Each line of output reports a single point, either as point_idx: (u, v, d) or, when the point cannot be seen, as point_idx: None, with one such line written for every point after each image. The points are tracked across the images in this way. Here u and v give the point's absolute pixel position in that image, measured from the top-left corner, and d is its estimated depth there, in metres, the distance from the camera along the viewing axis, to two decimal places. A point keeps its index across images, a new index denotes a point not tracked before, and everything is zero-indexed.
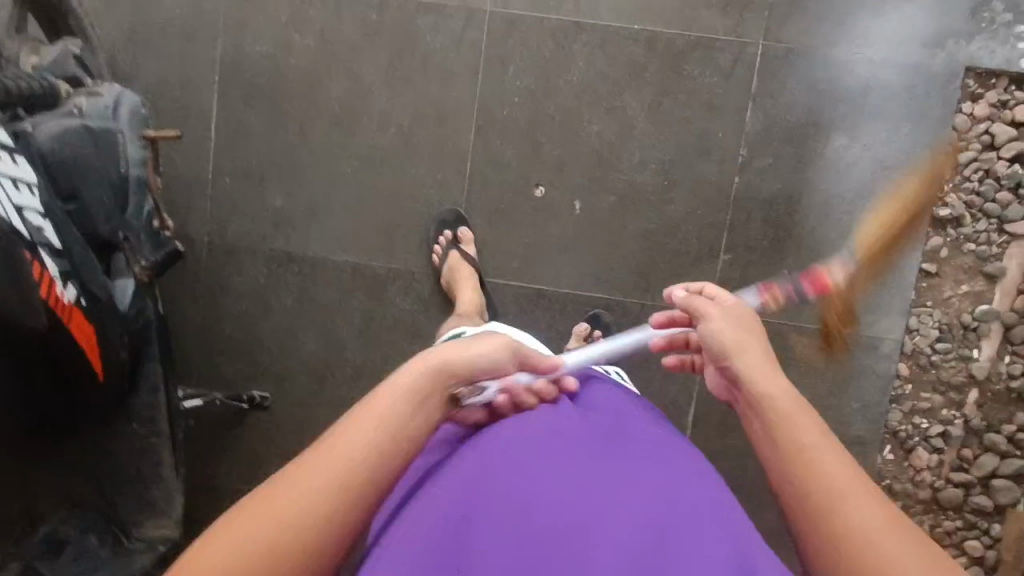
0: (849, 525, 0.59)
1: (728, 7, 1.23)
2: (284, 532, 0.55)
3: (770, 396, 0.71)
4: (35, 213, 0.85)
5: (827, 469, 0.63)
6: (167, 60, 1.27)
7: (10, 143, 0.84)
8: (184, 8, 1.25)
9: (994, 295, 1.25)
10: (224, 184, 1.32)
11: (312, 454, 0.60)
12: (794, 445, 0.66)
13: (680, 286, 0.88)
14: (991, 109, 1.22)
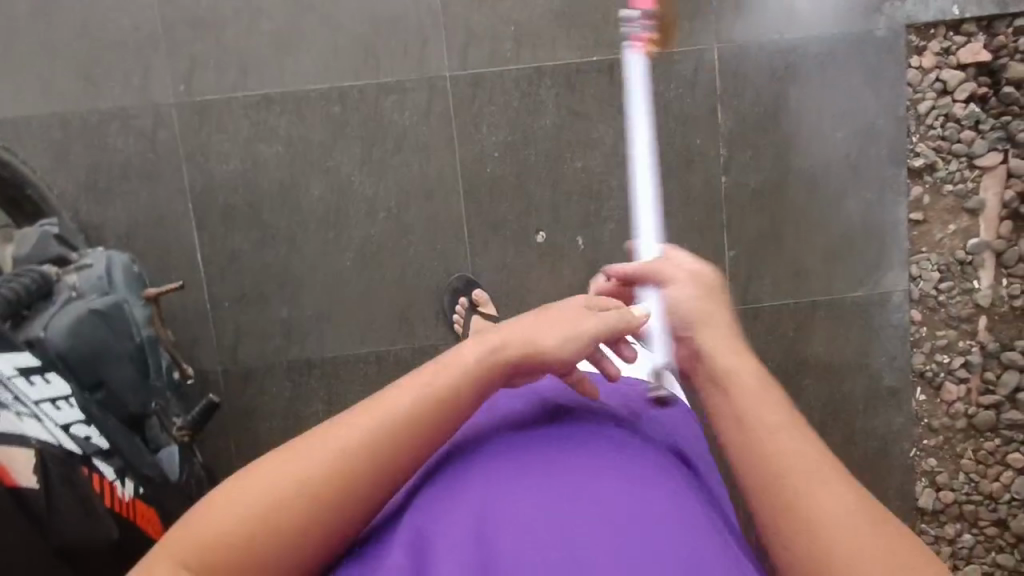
0: (825, 508, 0.53)
1: (677, 20, 1.25)
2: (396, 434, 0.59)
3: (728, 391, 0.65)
4: (80, 423, 0.81)
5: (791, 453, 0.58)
6: (137, 203, 1.24)
7: (38, 363, 0.79)
8: (141, 147, 1.22)
9: (980, 227, 1.32)
10: (225, 309, 1.28)
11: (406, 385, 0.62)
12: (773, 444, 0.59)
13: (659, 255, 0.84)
14: (936, 58, 1.28)
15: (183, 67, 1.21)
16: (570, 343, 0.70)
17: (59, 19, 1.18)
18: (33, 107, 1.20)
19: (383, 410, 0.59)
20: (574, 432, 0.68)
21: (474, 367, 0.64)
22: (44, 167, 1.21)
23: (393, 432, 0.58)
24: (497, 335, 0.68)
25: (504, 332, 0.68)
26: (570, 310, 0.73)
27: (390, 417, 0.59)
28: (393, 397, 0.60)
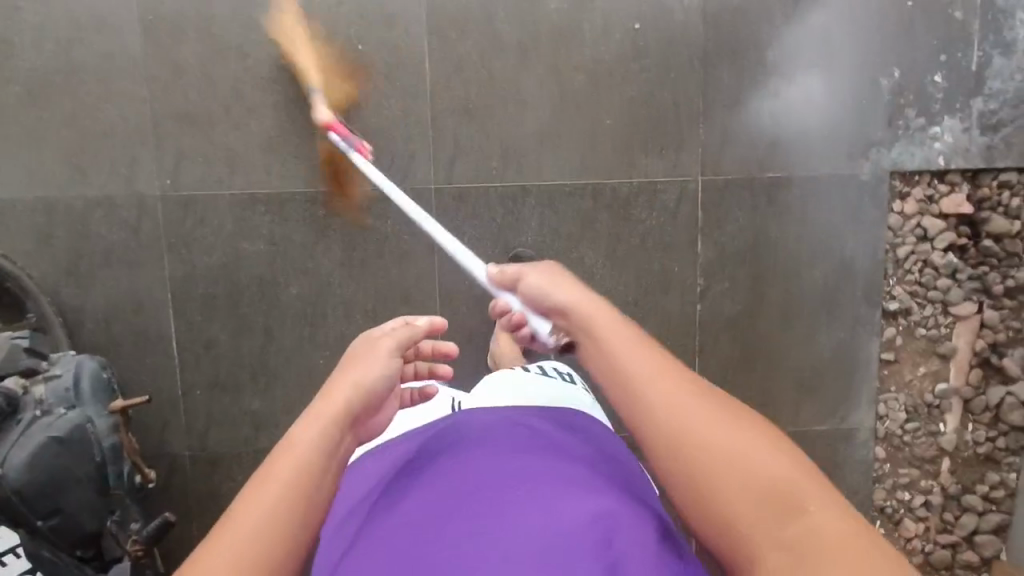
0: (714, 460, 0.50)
1: (664, 150, 1.26)
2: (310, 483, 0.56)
3: (604, 347, 0.59)
4: (25, 572, 0.89)
5: (675, 420, 0.53)
6: (116, 289, 1.25)
7: None
8: (124, 236, 1.23)
9: (950, 373, 1.33)
10: (196, 397, 1.28)
11: (294, 438, 0.59)
12: (644, 421, 0.54)
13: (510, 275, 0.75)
14: (919, 205, 1.29)
15: (169, 159, 1.21)
16: (385, 374, 0.69)
17: (49, 107, 1.19)
18: (20, 191, 1.21)
19: (290, 462, 0.57)
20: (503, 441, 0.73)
21: (333, 408, 0.63)
22: (26, 250, 1.22)
23: (301, 486, 0.56)
24: (337, 386, 0.66)
25: (340, 381, 0.66)
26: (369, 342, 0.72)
27: (291, 465, 0.57)
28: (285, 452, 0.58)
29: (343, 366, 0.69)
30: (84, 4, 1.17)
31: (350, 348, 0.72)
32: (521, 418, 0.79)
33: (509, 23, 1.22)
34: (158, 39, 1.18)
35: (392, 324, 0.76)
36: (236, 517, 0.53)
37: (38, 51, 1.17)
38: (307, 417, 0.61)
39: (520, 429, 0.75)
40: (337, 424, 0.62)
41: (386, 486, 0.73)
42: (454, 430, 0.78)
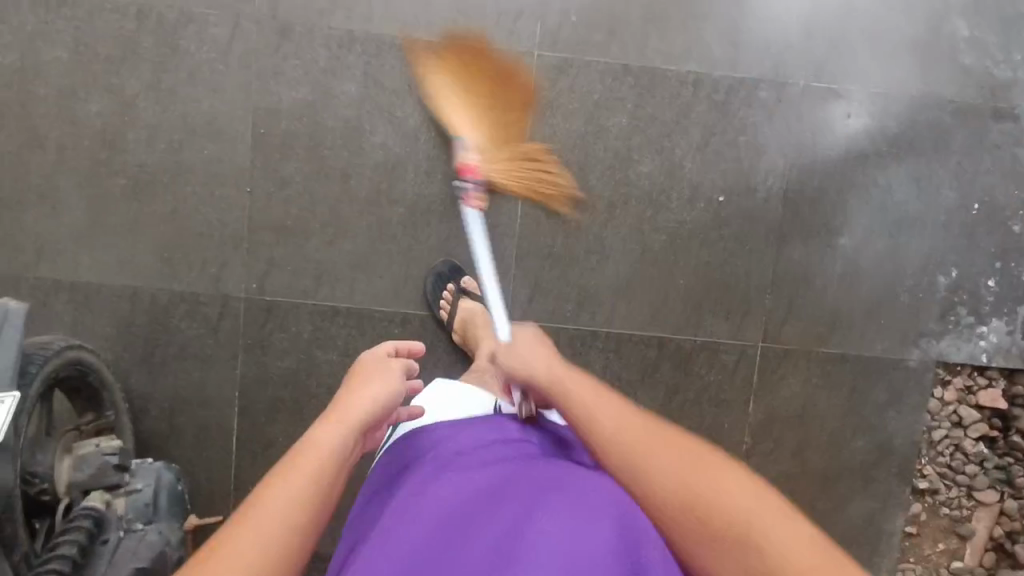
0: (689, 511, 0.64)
1: (730, 313, 1.31)
2: (330, 473, 0.65)
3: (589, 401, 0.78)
4: None
5: (649, 449, 0.70)
6: (185, 381, 1.26)
7: None
8: (203, 332, 1.25)
9: (966, 551, 1.40)
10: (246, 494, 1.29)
11: (321, 431, 0.68)
12: (635, 455, 0.70)
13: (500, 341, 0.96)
14: (958, 392, 1.36)
15: (259, 267, 1.24)
16: (394, 390, 0.77)
17: (151, 203, 1.21)
18: (110, 278, 1.23)
19: (316, 455, 0.65)
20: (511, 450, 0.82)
21: (350, 420, 0.71)
22: (107, 335, 1.24)
23: (325, 468, 0.64)
24: (354, 399, 0.74)
25: (356, 395, 0.74)
26: (370, 362, 0.81)
27: (314, 461, 0.64)
28: (313, 441, 0.67)
29: (353, 382, 0.77)
30: (201, 110, 1.19)
31: (357, 366, 0.81)
32: (545, 439, 0.87)
33: (601, 179, 1.26)
34: (266, 154, 1.21)
35: (384, 348, 0.85)
36: (273, 482, 0.62)
37: (149, 149, 1.19)
38: (330, 420, 0.70)
39: (540, 448, 0.84)
40: (350, 430, 0.70)
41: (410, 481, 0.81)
42: (470, 436, 0.86)
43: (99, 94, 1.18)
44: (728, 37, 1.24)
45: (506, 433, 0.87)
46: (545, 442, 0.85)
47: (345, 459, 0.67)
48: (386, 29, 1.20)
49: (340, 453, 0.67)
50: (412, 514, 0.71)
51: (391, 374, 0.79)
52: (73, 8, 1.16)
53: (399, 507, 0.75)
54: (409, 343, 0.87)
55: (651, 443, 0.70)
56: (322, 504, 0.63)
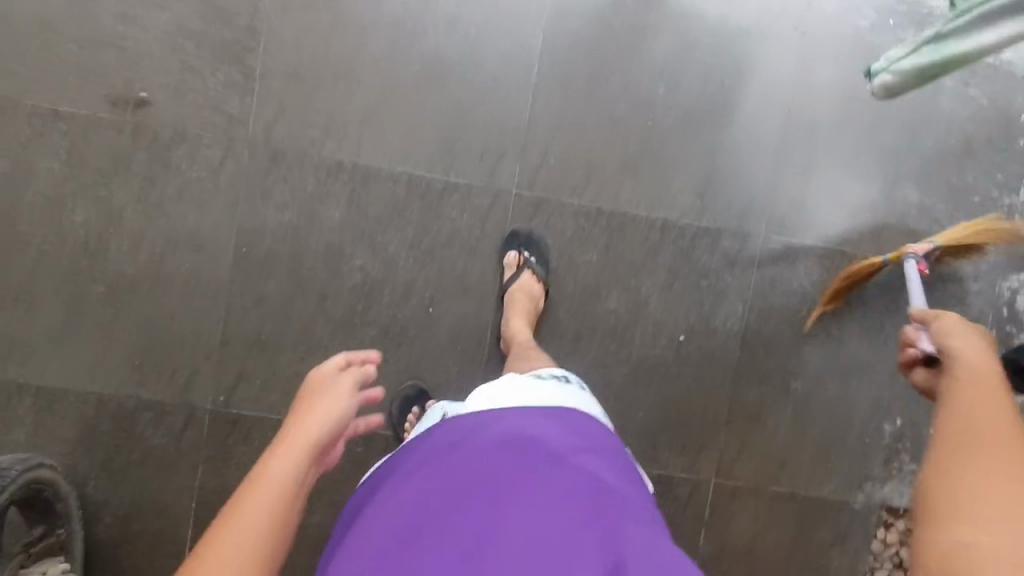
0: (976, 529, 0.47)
1: (685, 448, 1.35)
2: (282, 508, 0.59)
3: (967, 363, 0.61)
4: None
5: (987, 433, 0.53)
6: (142, 487, 1.25)
7: None
8: (166, 440, 1.25)
9: None
10: None
11: (272, 459, 0.62)
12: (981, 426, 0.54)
13: (359, 355, 0.76)
14: (900, 534, 1.41)
15: (229, 378, 1.25)
16: (347, 409, 0.68)
17: (128, 311, 1.23)
18: (77, 381, 1.23)
19: (263, 490, 0.59)
20: (480, 435, 0.80)
21: (304, 440, 0.64)
22: (68, 438, 1.23)
23: (277, 504, 0.59)
24: (308, 420, 0.66)
25: (309, 416, 0.66)
26: (323, 375, 0.71)
27: (265, 497, 0.59)
28: (264, 470, 0.61)
29: (307, 399, 0.69)
30: (186, 226, 1.23)
31: (311, 378, 0.71)
32: (518, 416, 0.84)
33: (569, 314, 1.31)
34: (245, 271, 1.24)
35: (337, 360, 0.74)
36: (217, 531, 0.57)
37: (132, 259, 1.22)
38: (281, 445, 0.63)
39: (507, 426, 0.82)
40: (306, 453, 0.63)
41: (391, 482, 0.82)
42: (447, 428, 0.85)
43: (87, 204, 1.21)
44: (696, 189, 1.31)
45: (482, 419, 0.85)
46: (521, 419, 0.84)
47: (299, 490, 0.61)
48: (373, 161, 1.25)
49: (291, 485, 0.61)
50: (381, 519, 0.74)
51: (346, 391, 0.70)
52: (70, 122, 1.20)
53: (373, 509, 0.77)
54: (360, 352, 0.76)
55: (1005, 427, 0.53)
56: (274, 550, 0.57)
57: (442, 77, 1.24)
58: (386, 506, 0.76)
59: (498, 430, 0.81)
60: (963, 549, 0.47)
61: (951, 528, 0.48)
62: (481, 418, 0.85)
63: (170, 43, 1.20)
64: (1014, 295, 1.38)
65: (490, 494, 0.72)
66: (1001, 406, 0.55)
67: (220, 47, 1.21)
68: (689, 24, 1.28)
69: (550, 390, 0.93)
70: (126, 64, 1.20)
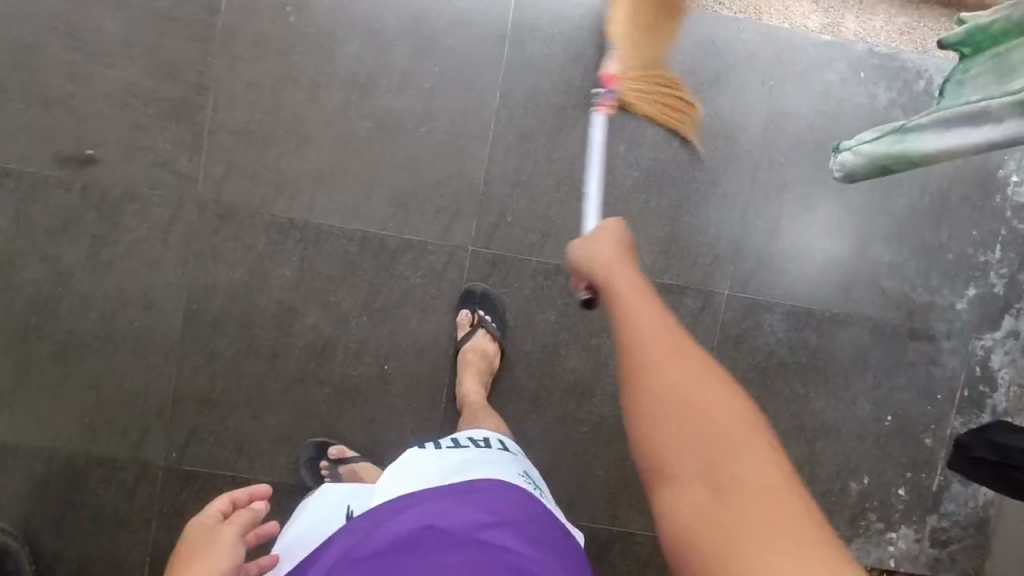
0: (681, 500, 0.52)
1: (646, 505, 1.33)
2: None
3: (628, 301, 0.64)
4: None
5: (659, 380, 0.57)
6: (93, 545, 1.23)
7: None
8: (117, 496, 1.23)
9: None
10: None
11: None
12: (657, 378, 0.57)
13: (247, 492, 0.81)
14: None
15: (181, 436, 1.24)
16: (228, 558, 0.72)
17: (77, 369, 1.21)
18: (26, 439, 1.21)
19: None
20: (382, 541, 0.75)
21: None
22: (17, 496, 1.21)
23: None
24: None
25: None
26: (204, 526, 0.76)
27: None
28: None
29: (187, 556, 0.73)
30: (136, 284, 1.21)
31: (192, 530, 0.76)
32: (427, 506, 0.78)
33: (527, 372, 1.28)
34: (198, 328, 1.23)
35: (218, 504, 0.79)
36: None
37: (81, 317, 1.21)
38: None
39: (413, 524, 0.76)
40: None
41: None
42: (352, 529, 0.79)
43: (35, 262, 1.19)
44: (659, 246, 1.28)
45: (387, 514, 0.78)
46: (430, 508, 0.78)
47: None
48: (326, 219, 1.23)
49: None
50: None
51: (228, 545, 0.74)
52: (17, 179, 1.18)
53: None
54: (247, 488, 0.81)
55: (672, 361, 0.58)
56: None
57: (395, 133, 1.22)
58: None
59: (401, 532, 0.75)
60: (706, 527, 0.50)
61: (670, 511, 0.52)
62: (387, 510, 0.79)
63: (119, 100, 1.19)
64: (988, 353, 1.34)
65: None
66: (671, 339, 0.59)
67: (169, 105, 1.19)
68: None
69: (478, 461, 0.87)
70: (74, 121, 1.18)
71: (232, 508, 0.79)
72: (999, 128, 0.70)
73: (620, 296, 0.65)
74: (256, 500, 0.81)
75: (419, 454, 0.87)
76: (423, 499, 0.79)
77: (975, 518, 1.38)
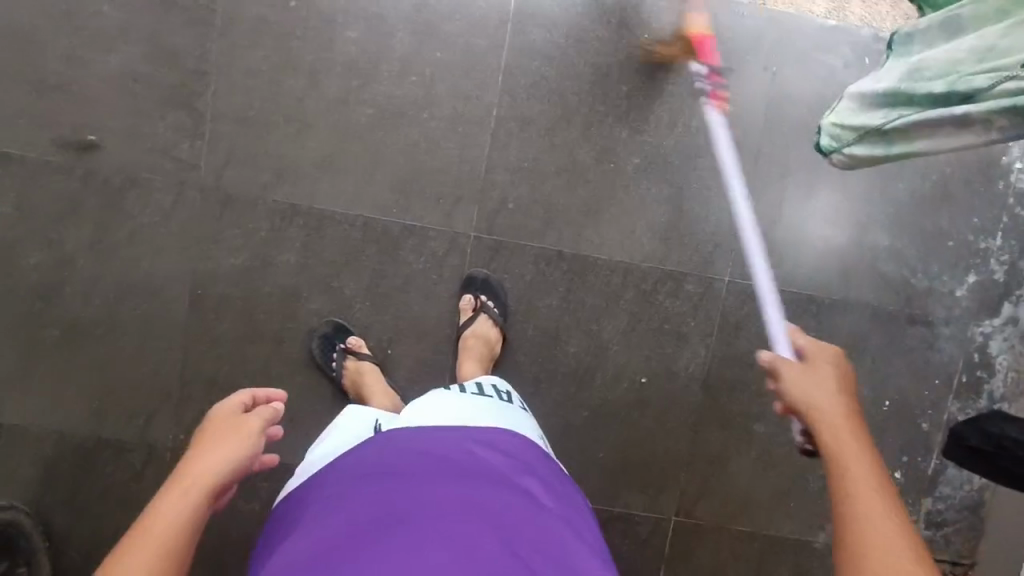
0: None
1: (646, 487, 1.33)
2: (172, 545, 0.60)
3: (849, 447, 0.66)
4: None
5: (885, 542, 0.58)
6: (100, 524, 1.25)
7: None
8: (125, 477, 1.25)
9: None
10: None
11: (167, 496, 0.63)
12: (880, 536, 0.59)
13: (264, 390, 0.80)
14: None
15: (187, 418, 1.26)
16: (250, 442, 0.70)
17: (84, 352, 1.23)
18: (36, 420, 1.23)
19: (152, 534, 0.60)
20: (408, 465, 0.72)
21: (198, 485, 0.64)
22: (28, 475, 1.24)
23: (171, 545, 0.60)
24: (207, 459, 0.67)
25: (209, 454, 0.68)
26: (223, 413, 0.74)
27: (155, 536, 0.60)
28: (152, 513, 0.61)
29: (206, 438, 0.71)
30: (140, 269, 1.22)
31: (212, 416, 0.74)
32: (457, 439, 0.76)
33: (528, 357, 1.29)
34: (201, 313, 1.24)
35: (240, 395, 0.78)
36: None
37: (87, 302, 1.22)
38: (173, 486, 0.64)
39: (445, 450, 0.74)
40: (201, 497, 0.64)
41: (307, 511, 0.72)
42: (373, 449, 0.76)
43: (39, 246, 1.20)
44: (659, 232, 1.28)
45: (411, 440, 0.76)
46: (460, 442, 0.76)
47: (191, 529, 0.62)
48: (328, 205, 1.23)
49: (185, 521, 0.62)
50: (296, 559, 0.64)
51: (252, 429, 0.72)
52: (18, 165, 1.18)
53: (287, 548, 0.67)
54: (266, 389, 0.81)
55: (893, 520, 0.60)
56: None
57: (397, 120, 1.22)
58: (301, 545, 0.66)
59: (431, 458, 0.73)
60: None
61: None
62: (410, 437, 0.76)
63: (120, 86, 1.19)
64: (987, 340, 1.35)
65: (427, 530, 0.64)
66: (883, 497, 0.62)
67: (170, 91, 1.19)
68: (657, 63, 1.25)
69: (499, 410, 0.86)
70: (75, 107, 1.18)
71: (249, 401, 0.78)
72: (994, 130, 0.70)
73: (839, 427, 0.68)
74: (274, 399, 0.81)
75: (443, 395, 0.86)
76: (453, 429, 0.78)
77: (971, 500, 1.40)
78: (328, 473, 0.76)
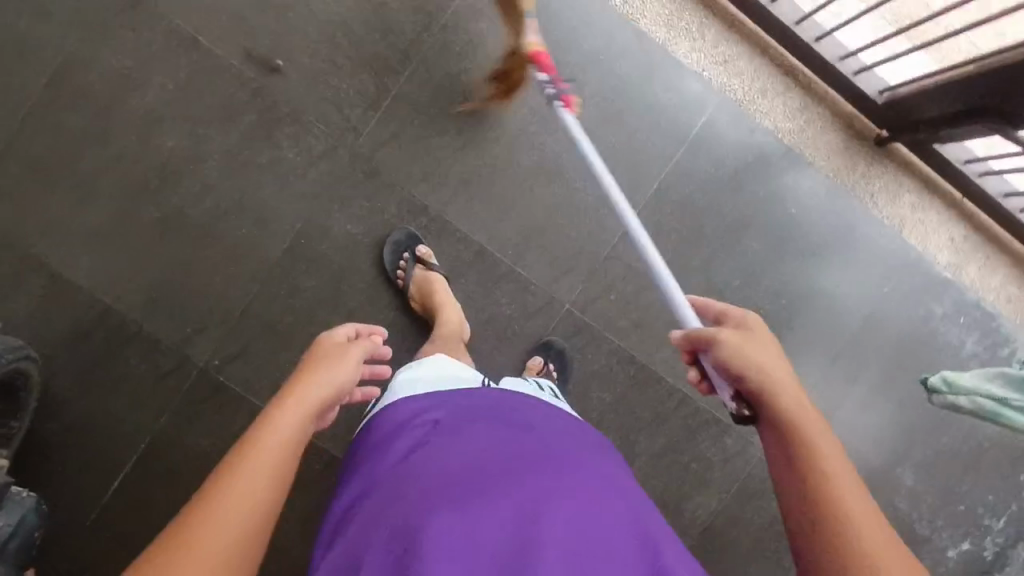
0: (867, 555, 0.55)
1: None
2: (287, 455, 0.61)
3: (786, 390, 0.65)
4: None
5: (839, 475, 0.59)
6: (100, 406, 1.21)
7: None
8: (146, 373, 1.22)
9: None
10: (76, 538, 1.19)
11: (281, 408, 0.64)
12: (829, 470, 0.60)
13: (355, 325, 0.84)
14: None
15: (231, 347, 1.24)
16: (353, 372, 0.73)
17: (171, 242, 1.22)
18: (91, 283, 1.21)
19: (271, 441, 0.60)
20: (503, 412, 0.77)
21: (309, 402, 0.66)
22: (56, 330, 1.20)
23: (287, 452, 0.61)
24: (315, 381, 0.69)
25: (318, 376, 0.70)
26: (329, 342, 0.77)
27: (275, 445, 0.60)
28: (270, 424, 0.62)
29: (312, 360, 0.73)
30: (260, 194, 1.23)
31: (316, 343, 0.77)
32: (541, 408, 0.81)
33: None
34: (294, 259, 1.24)
35: (342, 329, 0.81)
36: (236, 473, 0.57)
37: (197, 200, 1.22)
38: (287, 400, 0.65)
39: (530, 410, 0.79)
40: (311, 416, 0.65)
41: (402, 435, 0.74)
42: (464, 396, 0.80)
43: (181, 132, 1.21)
44: None
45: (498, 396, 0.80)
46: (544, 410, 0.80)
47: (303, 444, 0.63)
48: (455, 220, 1.27)
49: (299, 435, 0.63)
50: (404, 479, 0.67)
51: (356, 360, 0.75)
52: (201, 55, 1.21)
53: (391, 467, 0.70)
54: (363, 325, 0.84)
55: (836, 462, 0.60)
56: (283, 486, 0.59)
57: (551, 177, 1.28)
58: (408, 466, 0.69)
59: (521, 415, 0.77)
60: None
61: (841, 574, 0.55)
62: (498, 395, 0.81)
63: (327, 32, 1.23)
64: None
65: (532, 469, 0.68)
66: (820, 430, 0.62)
67: (368, 57, 1.24)
68: (792, 235, 1.33)
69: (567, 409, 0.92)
70: (279, 30, 1.22)
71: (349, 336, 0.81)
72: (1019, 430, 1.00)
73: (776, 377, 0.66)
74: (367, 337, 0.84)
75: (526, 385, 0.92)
76: (538, 403, 0.82)
77: None
78: (421, 405, 0.78)
